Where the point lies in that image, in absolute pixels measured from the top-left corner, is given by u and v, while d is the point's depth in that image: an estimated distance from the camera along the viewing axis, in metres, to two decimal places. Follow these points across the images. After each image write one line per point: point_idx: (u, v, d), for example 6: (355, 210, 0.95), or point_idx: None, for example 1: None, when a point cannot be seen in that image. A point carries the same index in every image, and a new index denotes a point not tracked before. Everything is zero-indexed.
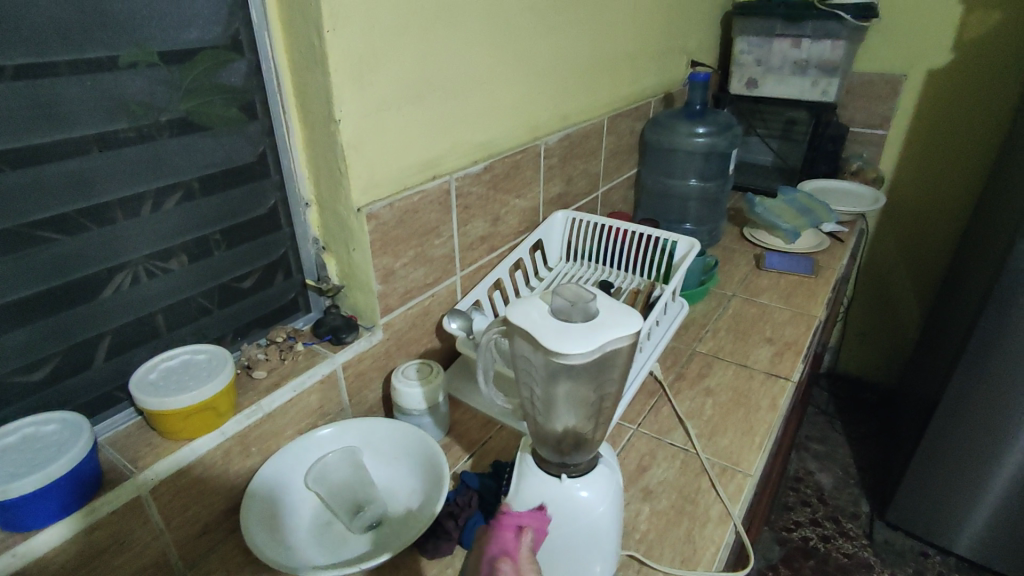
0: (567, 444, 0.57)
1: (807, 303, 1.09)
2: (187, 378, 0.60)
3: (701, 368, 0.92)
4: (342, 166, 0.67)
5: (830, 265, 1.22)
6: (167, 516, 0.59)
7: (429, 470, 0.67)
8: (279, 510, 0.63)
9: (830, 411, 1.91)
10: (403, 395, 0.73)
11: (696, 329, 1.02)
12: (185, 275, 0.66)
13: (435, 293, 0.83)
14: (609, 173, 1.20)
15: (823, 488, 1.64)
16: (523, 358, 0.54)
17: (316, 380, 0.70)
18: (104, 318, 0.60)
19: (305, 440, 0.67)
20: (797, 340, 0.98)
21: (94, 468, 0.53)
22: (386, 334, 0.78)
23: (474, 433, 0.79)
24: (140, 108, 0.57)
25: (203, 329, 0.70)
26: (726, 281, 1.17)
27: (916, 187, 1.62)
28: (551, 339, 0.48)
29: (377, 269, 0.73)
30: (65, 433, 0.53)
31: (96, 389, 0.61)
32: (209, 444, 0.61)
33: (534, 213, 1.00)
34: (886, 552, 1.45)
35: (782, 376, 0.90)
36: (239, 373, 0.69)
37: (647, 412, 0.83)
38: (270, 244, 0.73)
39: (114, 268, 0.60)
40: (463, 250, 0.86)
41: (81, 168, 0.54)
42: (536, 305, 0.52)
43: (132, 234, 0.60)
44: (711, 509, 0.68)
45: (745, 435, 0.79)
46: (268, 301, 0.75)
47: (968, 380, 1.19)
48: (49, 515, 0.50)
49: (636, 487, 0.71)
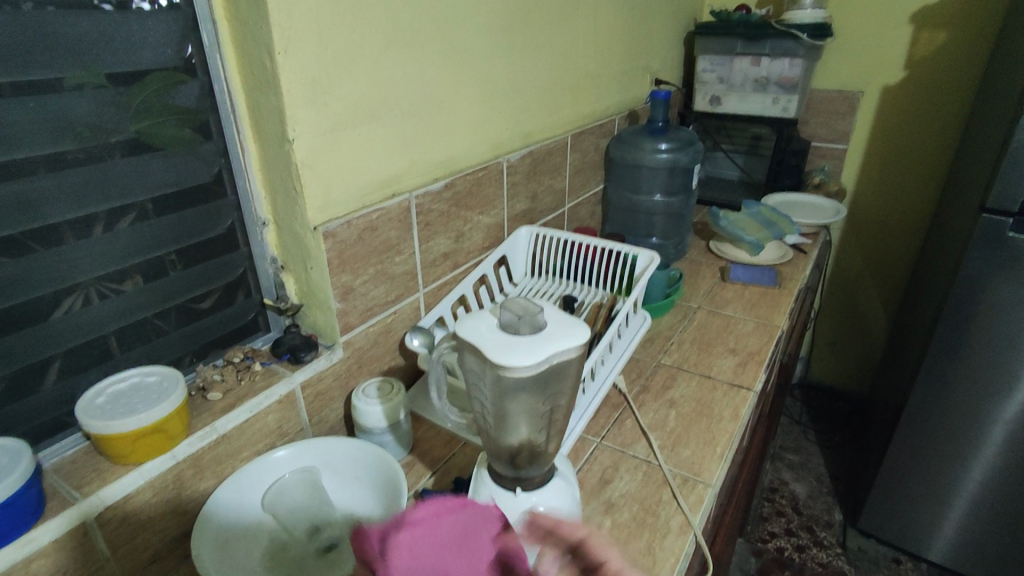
0: (522, 458, 0.57)
1: (771, 314, 1.10)
2: (135, 401, 0.59)
3: (665, 380, 0.93)
4: (298, 184, 0.67)
5: (793, 276, 1.24)
6: (114, 543, 0.57)
7: (389, 490, 0.65)
8: (232, 534, 0.62)
9: (803, 420, 1.93)
10: (362, 414, 0.73)
11: (661, 341, 1.03)
12: (137, 296, 0.65)
13: (397, 311, 0.84)
14: (575, 189, 1.22)
15: (797, 497, 1.65)
16: (473, 372, 0.55)
17: (273, 400, 0.69)
18: (52, 342, 0.59)
19: (262, 462, 0.66)
20: (760, 350, 1.00)
21: (36, 495, 0.52)
22: (347, 353, 0.77)
23: (437, 450, 0.78)
24: (89, 129, 0.57)
25: (158, 351, 0.69)
26: (692, 294, 1.19)
27: (877, 200, 1.67)
28: (497, 352, 0.48)
29: (336, 287, 0.73)
30: (6, 460, 0.52)
31: (43, 415, 0.60)
32: (159, 468, 0.60)
33: (498, 230, 1.01)
34: (859, 560, 1.46)
35: (744, 386, 0.91)
36: (194, 396, 0.68)
37: (611, 425, 0.83)
38: (227, 264, 0.72)
39: (63, 291, 0.59)
40: (425, 266, 0.86)
41: (25, 190, 0.54)
42: (485, 319, 0.53)
43: (82, 255, 0.59)
44: (672, 520, 0.68)
45: (707, 445, 0.79)
46: (227, 322, 0.75)
47: (930, 386, 1.21)
48: None
49: (598, 500, 0.71)
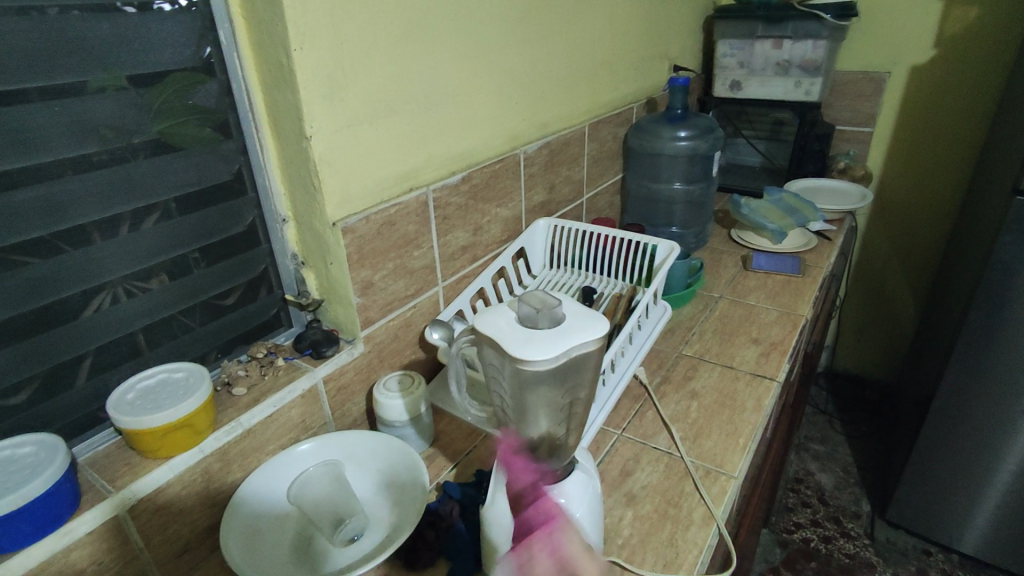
0: (542, 451, 0.57)
1: (794, 303, 1.08)
2: (163, 397, 0.60)
3: (686, 371, 0.92)
4: (316, 181, 0.67)
5: (818, 263, 1.21)
6: (147, 534, 0.59)
7: (411, 482, 0.67)
8: (259, 526, 0.63)
9: (829, 410, 1.90)
10: (383, 407, 0.73)
11: (682, 331, 1.02)
12: (163, 295, 0.66)
13: (417, 304, 0.84)
14: (593, 179, 1.21)
15: (823, 488, 1.62)
16: (492, 366, 0.55)
17: (296, 394, 0.70)
18: (83, 339, 0.61)
19: (287, 455, 0.68)
20: (783, 339, 0.98)
21: (71, 488, 0.54)
22: (368, 347, 0.78)
23: (458, 442, 0.79)
24: (113, 132, 0.58)
25: (184, 348, 0.70)
26: (713, 283, 1.17)
27: (905, 184, 1.62)
28: (515, 346, 0.48)
29: (356, 282, 0.74)
30: (41, 454, 0.53)
31: (77, 410, 0.62)
32: (187, 462, 0.61)
33: (516, 222, 1.01)
34: (888, 551, 1.44)
35: (767, 376, 0.90)
36: (219, 391, 0.69)
37: (633, 416, 0.83)
38: (248, 261, 0.73)
39: (92, 290, 0.60)
40: (444, 260, 0.87)
41: (53, 192, 0.55)
42: (503, 313, 0.52)
43: (110, 255, 0.60)
44: (694, 512, 0.68)
45: (729, 436, 0.79)
46: (251, 317, 0.76)
47: (962, 374, 1.18)
48: (25, 537, 0.50)
49: (620, 492, 0.71)
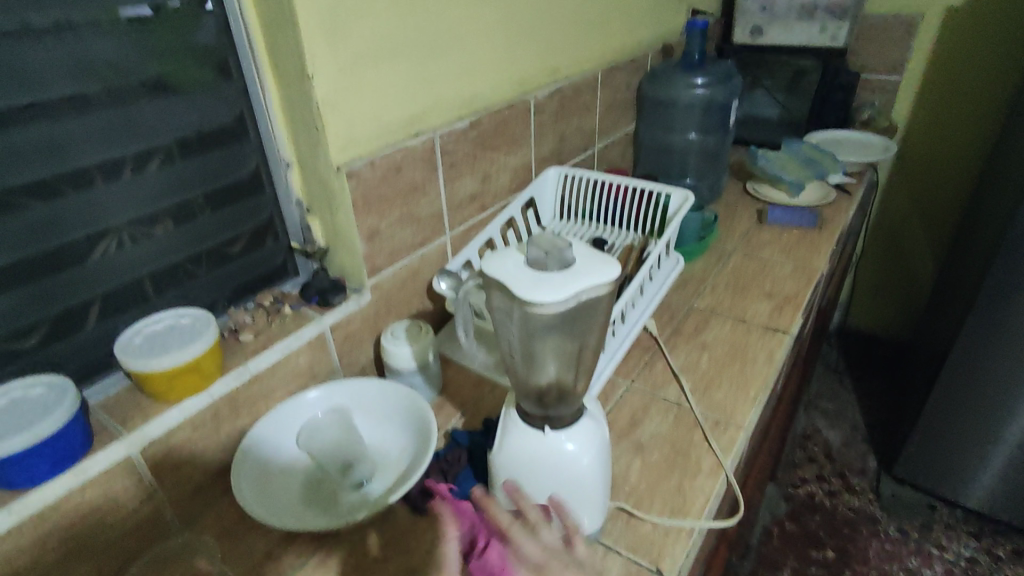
0: (550, 397, 0.56)
1: (810, 257, 1.06)
2: (170, 341, 0.60)
3: (697, 323, 0.91)
4: (319, 124, 0.65)
5: (835, 217, 1.18)
6: (161, 475, 0.60)
7: (418, 428, 0.67)
8: (269, 470, 0.64)
9: (839, 368, 1.89)
10: (391, 355, 0.73)
11: (694, 285, 1.01)
12: (168, 241, 0.65)
13: (424, 254, 0.83)
14: (605, 129, 1.17)
15: (831, 444, 1.63)
16: (500, 310, 0.54)
17: (304, 342, 0.70)
18: (89, 284, 0.60)
19: (294, 402, 0.68)
20: (797, 293, 0.96)
21: (84, 428, 0.54)
22: (375, 296, 0.77)
23: (466, 391, 0.79)
24: (111, 70, 0.56)
25: (191, 294, 0.69)
26: (727, 237, 1.15)
27: (930, 137, 1.57)
28: (523, 288, 0.47)
29: (362, 229, 0.73)
30: (52, 395, 0.54)
31: (86, 354, 0.62)
32: (198, 406, 0.61)
33: (526, 171, 0.98)
34: (893, 506, 1.46)
35: (779, 329, 0.89)
36: (226, 338, 0.69)
37: (642, 368, 0.82)
38: (254, 208, 0.72)
39: (97, 235, 0.59)
40: (452, 208, 0.85)
41: (52, 133, 0.53)
42: (511, 255, 0.51)
43: (113, 198, 0.59)
44: (703, 462, 0.68)
45: (740, 388, 0.78)
46: (257, 265, 0.75)
47: (980, 330, 1.16)
48: (42, 474, 0.51)
49: (628, 441, 0.71)
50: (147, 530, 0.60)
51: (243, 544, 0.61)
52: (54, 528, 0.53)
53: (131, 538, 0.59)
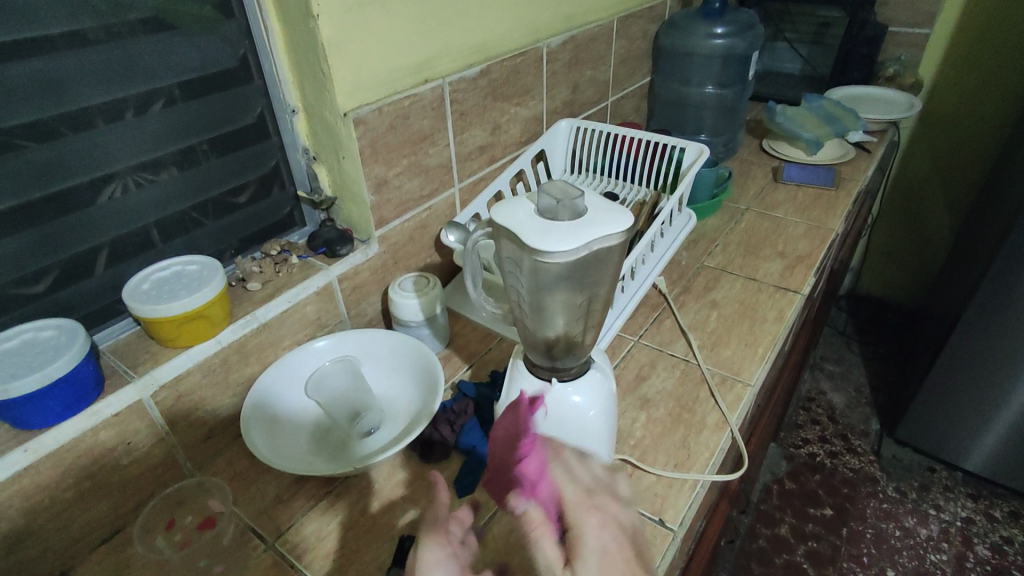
0: (559, 349, 0.56)
1: (825, 217, 1.04)
2: (178, 288, 0.60)
3: (707, 282, 0.90)
4: (325, 67, 0.63)
5: (853, 176, 1.15)
6: (172, 419, 0.61)
7: (425, 378, 0.68)
8: (278, 418, 0.65)
9: (848, 332, 1.89)
10: (399, 306, 0.73)
11: (705, 243, 0.99)
12: (173, 187, 0.64)
13: (432, 206, 0.82)
14: (619, 81, 1.14)
15: (835, 406, 1.64)
16: (509, 260, 0.53)
17: (311, 291, 0.70)
18: (95, 229, 0.59)
19: (303, 351, 0.69)
20: (810, 253, 0.95)
21: (95, 371, 0.54)
22: (382, 248, 0.76)
23: (474, 344, 0.79)
24: (106, 6, 0.54)
25: (198, 242, 0.69)
26: (741, 195, 1.13)
27: (956, 95, 1.51)
28: (533, 236, 0.46)
29: (369, 178, 0.71)
30: (62, 338, 0.54)
31: (95, 300, 0.62)
32: (205, 352, 0.61)
33: (537, 123, 0.95)
34: (893, 467, 1.47)
35: (791, 289, 0.87)
36: (234, 286, 0.68)
37: (650, 324, 0.82)
38: (259, 155, 0.71)
39: (100, 179, 0.58)
40: (460, 159, 0.83)
41: (50, 71, 0.52)
42: (522, 204, 0.50)
43: (115, 141, 0.58)
44: (708, 417, 0.68)
45: (748, 346, 0.77)
46: (264, 214, 0.74)
47: (994, 295, 1.14)
48: (55, 415, 0.52)
49: (634, 395, 0.71)
50: (160, 471, 0.61)
51: (254, 487, 0.63)
52: (69, 467, 0.54)
53: (145, 478, 0.60)
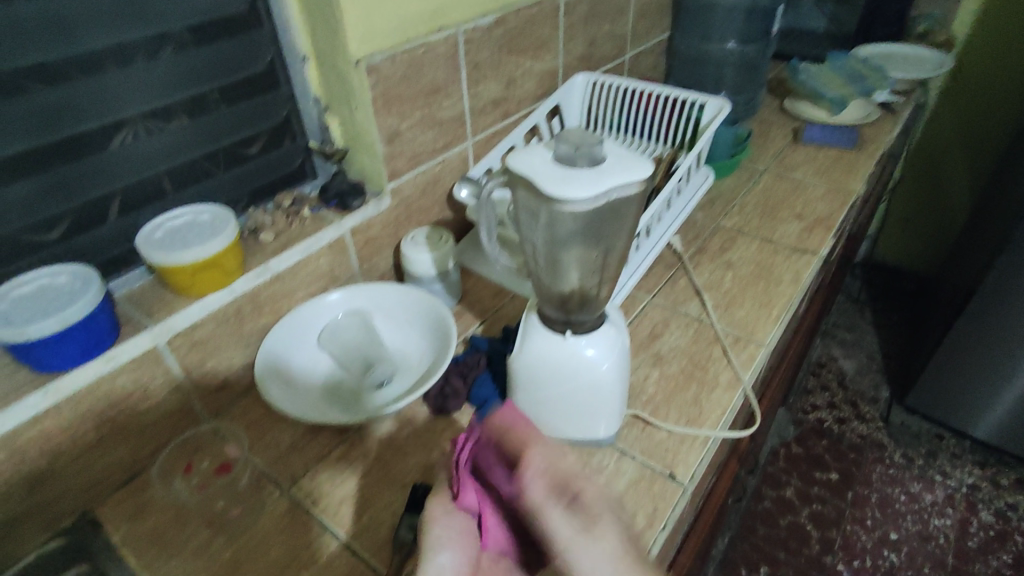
0: (573, 303, 0.55)
1: (846, 179, 1.01)
2: (190, 236, 0.59)
3: (723, 242, 0.89)
4: (337, 11, 0.61)
5: (877, 137, 1.12)
6: (188, 367, 0.61)
7: (437, 331, 0.68)
8: (292, 368, 0.66)
9: (861, 300, 1.87)
10: (411, 260, 0.73)
11: (722, 203, 0.97)
12: (184, 135, 0.63)
13: (446, 160, 0.80)
14: (638, 36, 1.10)
15: (845, 373, 1.63)
16: (525, 210, 0.52)
17: (324, 244, 0.69)
18: (107, 177, 0.59)
19: (316, 303, 0.69)
20: (829, 214, 0.93)
21: (110, 318, 0.54)
22: (395, 202, 0.76)
23: (486, 301, 0.79)
24: None
25: (209, 193, 0.68)
26: (759, 156, 1.10)
27: (988, 55, 1.45)
28: (552, 183, 0.45)
29: (381, 130, 0.70)
30: (77, 284, 0.54)
31: (108, 248, 0.62)
32: (219, 302, 0.61)
33: (553, 77, 0.93)
34: (900, 433, 1.47)
35: (809, 250, 0.86)
36: (246, 238, 0.68)
37: (664, 284, 0.81)
38: (270, 104, 0.69)
39: (112, 125, 0.57)
40: (474, 113, 0.81)
41: (58, 9, 0.50)
42: (539, 151, 0.49)
43: (126, 86, 0.57)
44: (721, 376, 0.68)
45: (763, 306, 0.77)
46: (275, 166, 0.73)
47: (1014, 261, 1.12)
48: (73, 358, 0.52)
49: (647, 353, 0.71)
50: (177, 418, 0.62)
51: (270, 435, 0.63)
52: (89, 411, 0.54)
53: (163, 424, 0.61)
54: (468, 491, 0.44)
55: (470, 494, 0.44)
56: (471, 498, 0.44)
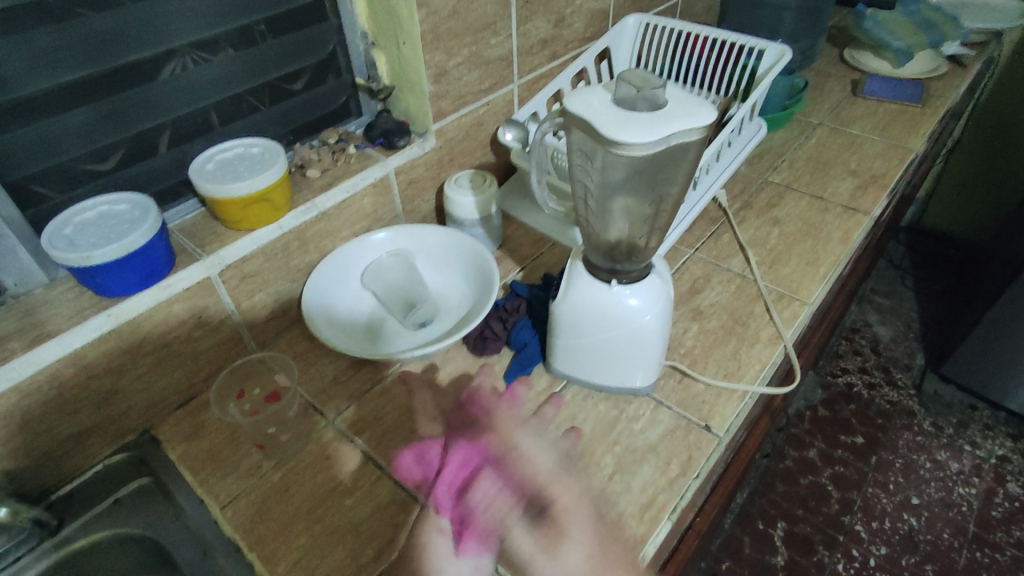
0: (619, 252, 0.55)
1: (906, 136, 0.96)
2: (241, 169, 0.60)
3: (771, 198, 0.86)
4: None
5: (942, 92, 1.06)
6: (238, 299, 0.63)
7: (480, 276, 0.68)
8: (337, 305, 0.68)
9: (904, 266, 1.81)
10: (454, 203, 0.73)
11: (771, 158, 0.94)
12: (233, 68, 0.63)
13: (491, 102, 0.79)
14: None
15: (880, 339, 1.60)
16: (580, 154, 0.52)
17: (369, 183, 0.69)
18: (160, 108, 0.59)
19: (361, 242, 0.70)
20: (885, 173, 0.89)
21: (166, 247, 0.56)
22: (439, 143, 0.75)
23: (526, 248, 0.79)
24: None
25: (257, 127, 0.68)
26: (814, 108, 1.05)
27: None
28: (611, 127, 0.44)
29: (429, 67, 0.69)
30: (136, 213, 0.55)
31: (161, 180, 0.62)
32: (269, 236, 0.63)
33: (603, 18, 0.89)
34: (932, 402, 1.45)
35: (860, 210, 0.83)
36: (293, 174, 0.68)
37: (707, 238, 0.80)
38: (316, 38, 0.68)
39: (164, 54, 0.57)
40: (522, 53, 0.79)
41: None
42: (597, 93, 0.47)
43: (177, 14, 0.56)
44: (762, 332, 0.67)
45: (809, 265, 0.75)
46: (321, 102, 0.73)
47: None
48: (133, 285, 0.54)
49: (687, 307, 0.71)
50: (227, 348, 0.65)
51: (315, 368, 0.66)
52: (147, 335, 0.57)
53: (214, 352, 0.64)
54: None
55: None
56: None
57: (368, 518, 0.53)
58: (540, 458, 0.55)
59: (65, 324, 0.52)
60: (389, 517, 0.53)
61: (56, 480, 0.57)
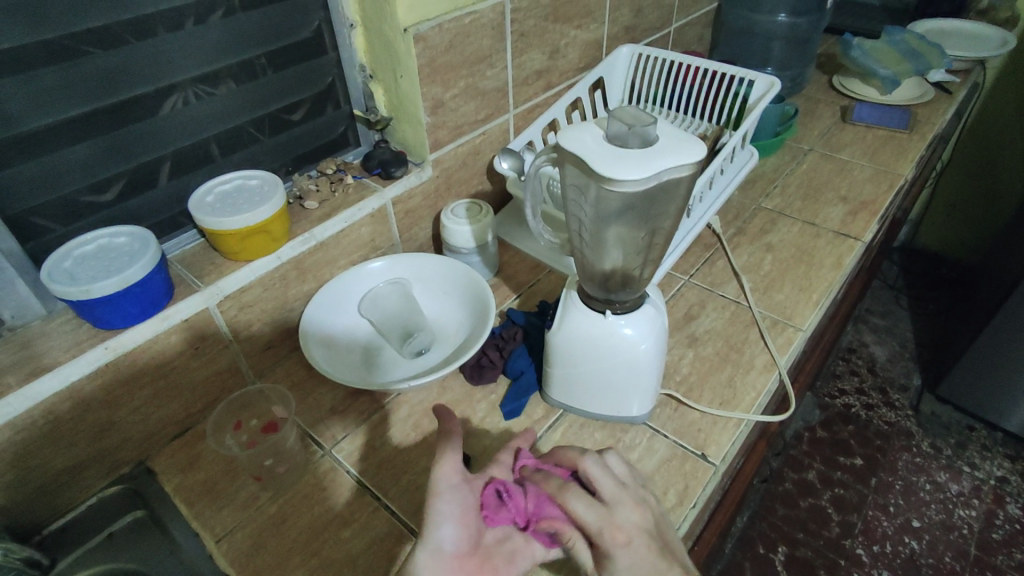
0: (614, 282, 0.56)
1: (895, 162, 0.98)
2: (240, 202, 0.61)
3: (764, 223, 0.87)
4: None
5: (930, 118, 1.08)
6: (236, 329, 0.63)
7: (477, 305, 0.69)
8: (335, 334, 0.68)
9: (897, 286, 1.82)
10: (450, 232, 0.74)
11: (764, 184, 0.96)
12: (233, 101, 0.64)
13: (487, 132, 0.80)
14: (686, 6, 1.06)
15: (876, 359, 1.61)
16: (574, 188, 0.53)
17: (366, 213, 0.70)
18: (161, 141, 0.60)
19: (358, 271, 0.70)
20: (875, 199, 0.90)
21: (165, 279, 0.56)
22: (436, 172, 0.76)
23: (522, 275, 0.80)
24: None
25: (256, 158, 0.69)
26: (805, 134, 1.07)
27: None
28: (603, 164, 0.45)
29: (426, 99, 0.70)
30: (136, 245, 0.56)
31: (161, 211, 0.63)
32: (267, 267, 0.63)
33: (597, 48, 0.91)
34: (930, 422, 1.45)
35: (852, 236, 0.84)
36: (292, 204, 0.69)
37: (701, 264, 0.81)
38: (315, 71, 0.69)
39: (166, 90, 0.58)
40: (517, 84, 0.80)
41: None
42: (590, 130, 0.48)
43: (179, 50, 0.57)
44: (757, 359, 0.68)
45: (803, 291, 0.76)
46: (319, 133, 0.74)
47: None
48: (132, 317, 0.55)
49: (681, 333, 0.71)
50: (224, 378, 0.65)
51: (313, 397, 0.66)
52: (144, 366, 0.57)
53: (212, 382, 0.64)
54: (500, 514, 0.44)
55: (506, 513, 0.45)
56: (504, 514, 0.44)
57: (364, 550, 0.53)
58: (585, 517, 0.45)
59: (63, 357, 0.52)
60: (385, 549, 0.53)
61: (49, 514, 0.56)
